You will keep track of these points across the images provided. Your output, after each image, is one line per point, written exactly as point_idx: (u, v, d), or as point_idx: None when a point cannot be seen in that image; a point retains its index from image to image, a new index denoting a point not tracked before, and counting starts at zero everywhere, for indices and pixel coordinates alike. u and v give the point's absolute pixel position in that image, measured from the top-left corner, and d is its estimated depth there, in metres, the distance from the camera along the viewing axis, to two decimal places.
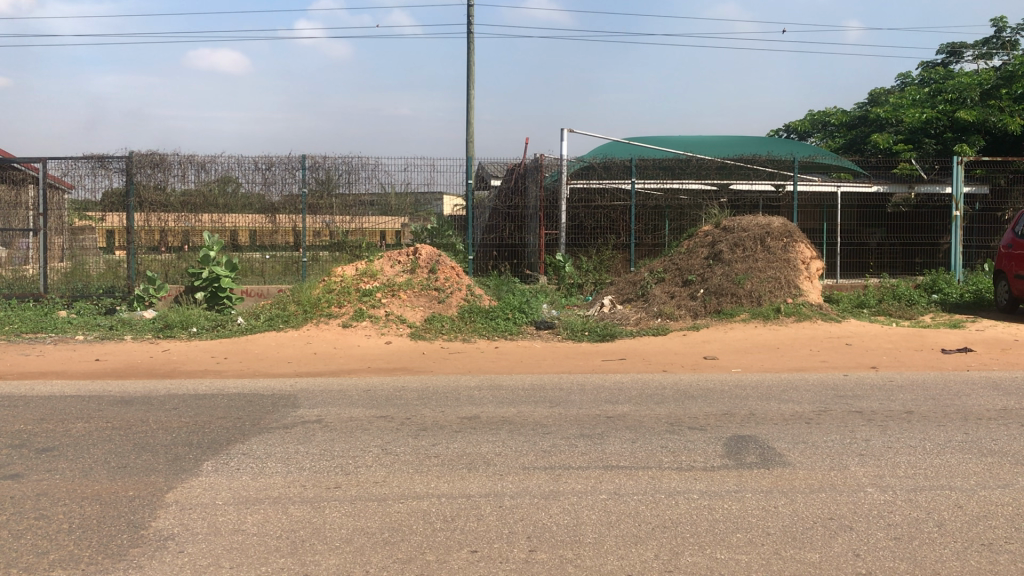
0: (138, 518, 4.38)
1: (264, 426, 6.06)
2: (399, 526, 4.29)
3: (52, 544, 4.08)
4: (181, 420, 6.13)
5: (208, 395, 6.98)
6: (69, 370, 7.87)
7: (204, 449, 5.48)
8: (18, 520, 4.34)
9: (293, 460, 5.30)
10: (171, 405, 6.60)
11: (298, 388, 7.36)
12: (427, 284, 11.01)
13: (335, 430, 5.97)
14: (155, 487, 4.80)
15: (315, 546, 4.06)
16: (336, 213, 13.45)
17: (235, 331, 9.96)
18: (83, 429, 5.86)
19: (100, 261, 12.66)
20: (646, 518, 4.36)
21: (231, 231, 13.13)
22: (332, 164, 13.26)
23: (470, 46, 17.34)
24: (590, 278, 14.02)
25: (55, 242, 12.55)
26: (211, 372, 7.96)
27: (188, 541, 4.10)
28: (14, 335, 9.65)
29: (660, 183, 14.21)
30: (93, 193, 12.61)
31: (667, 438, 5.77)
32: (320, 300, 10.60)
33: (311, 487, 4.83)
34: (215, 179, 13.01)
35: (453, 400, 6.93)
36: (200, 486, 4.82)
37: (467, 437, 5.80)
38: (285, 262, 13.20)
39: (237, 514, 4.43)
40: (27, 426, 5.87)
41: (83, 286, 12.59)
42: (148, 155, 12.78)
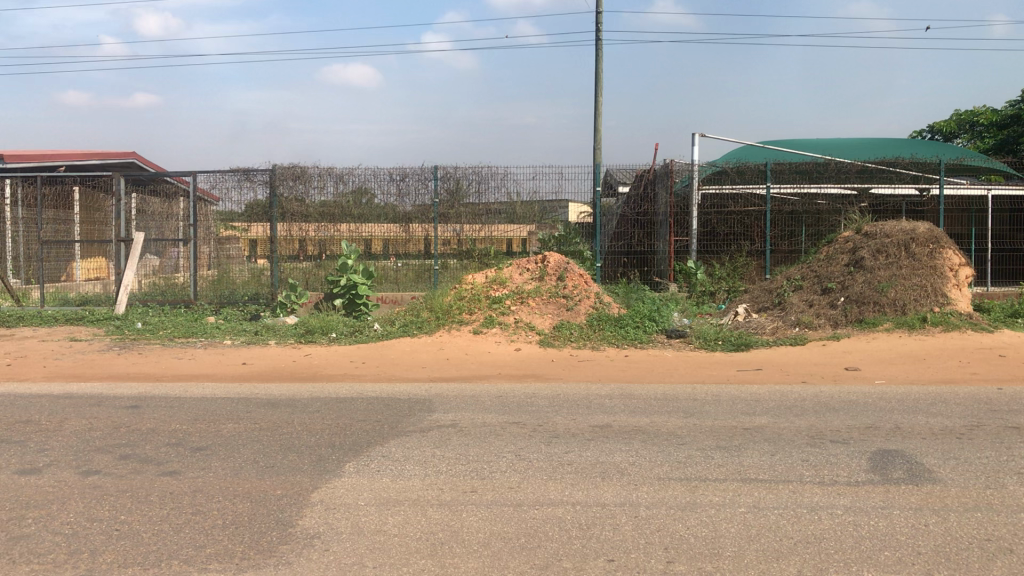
0: (286, 516, 4.56)
1: (402, 429, 6.20)
2: (536, 533, 4.31)
3: (208, 538, 4.29)
4: (323, 422, 6.34)
5: (348, 398, 7.19)
6: (220, 373, 8.29)
7: (346, 451, 5.64)
8: (177, 515, 4.58)
9: (430, 463, 5.40)
10: (314, 407, 6.84)
11: (432, 392, 7.50)
12: (556, 290, 11.01)
13: (469, 435, 6.06)
14: (301, 486, 4.99)
15: (455, 549, 4.13)
16: (465, 221, 13.58)
17: (373, 337, 10.23)
18: (240, 437, 5.95)
19: (244, 270, 13.17)
20: (787, 532, 4.23)
21: (365, 240, 13.54)
22: (463, 174, 13.43)
23: (599, 54, 17.29)
24: (723, 286, 13.79)
25: (204, 251, 13.20)
26: (350, 376, 8.23)
27: (332, 540, 4.24)
28: (168, 339, 10.19)
29: (796, 187, 13.80)
30: (240, 205, 13.02)
31: (807, 451, 5.59)
32: (452, 306, 10.83)
33: (447, 491, 4.92)
34: (351, 190, 13.35)
35: (583, 408, 6.92)
36: (342, 486, 4.98)
37: (600, 446, 5.77)
38: (416, 270, 13.50)
39: (379, 515, 4.55)
40: (183, 426, 6.19)
41: (230, 293, 13.16)
42: (290, 168, 13.26)
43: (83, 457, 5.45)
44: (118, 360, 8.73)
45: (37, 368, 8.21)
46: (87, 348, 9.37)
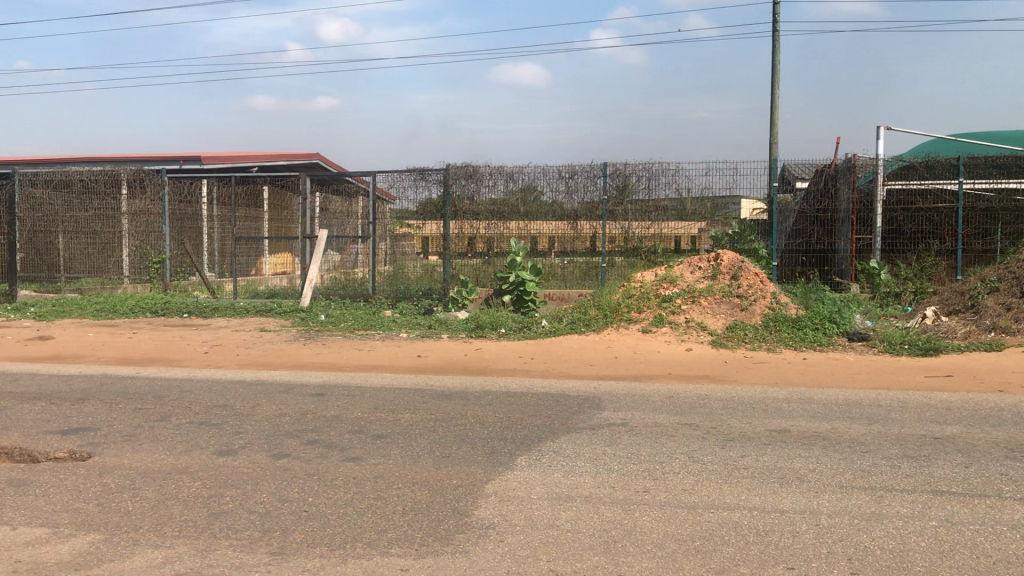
0: (462, 506, 4.67)
1: (572, 426, 6.23)
2: (711, 536, 4.23)
3: (389, 523, 4.46)
4: (496, 416, 6.46)
5: (520, 393, 7.29)
6: (396, 364, 8.59)
7: (518, 444, 5.73)
8: (361, 499, 4.79)
9: (601, 461, 5.40)
10: (487, 401, 6.97)
11: (602, 390, 7.49)
12: (729, 290, 10.75)
13: (641, 434, 6.01)
14: (476, 477, 5.10)
15: (628, 548, 4.10)
16: (633, 219, 13.47)
17: (541, 333, 10.33)
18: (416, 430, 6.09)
19: (418, 265, 13.61)
20: (984, 550, 3.97)
21: (531, 237, 13.59)
22: (632, 170, 13.34)
23: (775, 47, 16.78)
24: (909, 287, 13.11)
25: (381, 247, 13.71)
26: (520, 371, 8.35)
27: (507, 531, 4.32)
28: (348, 332, 10.66)
29: (992, 182, 12.98)
30: (415, 203, 13.44)
31: (1007, 465, 5.22)
32: (621, 305, 10.79)
33: (620, 489, 4.90)
34: (520, 188, 13.54)
35: (758, 411, 6.73)
36: (516, 480, 5.05)
37: (777, 451, 5.60)
38: (583, 267, 13.48)
39: (552, 510, 4.59)
40: (364, 414, 6.46)
41: (404, 288, 13.63)
42: (463, 167, 13.46)
43: (274, 441, 5.78)
44: (304, 350, 9.20)
45: (232, 356, 8.78)
46: (276, 338, 9.94)
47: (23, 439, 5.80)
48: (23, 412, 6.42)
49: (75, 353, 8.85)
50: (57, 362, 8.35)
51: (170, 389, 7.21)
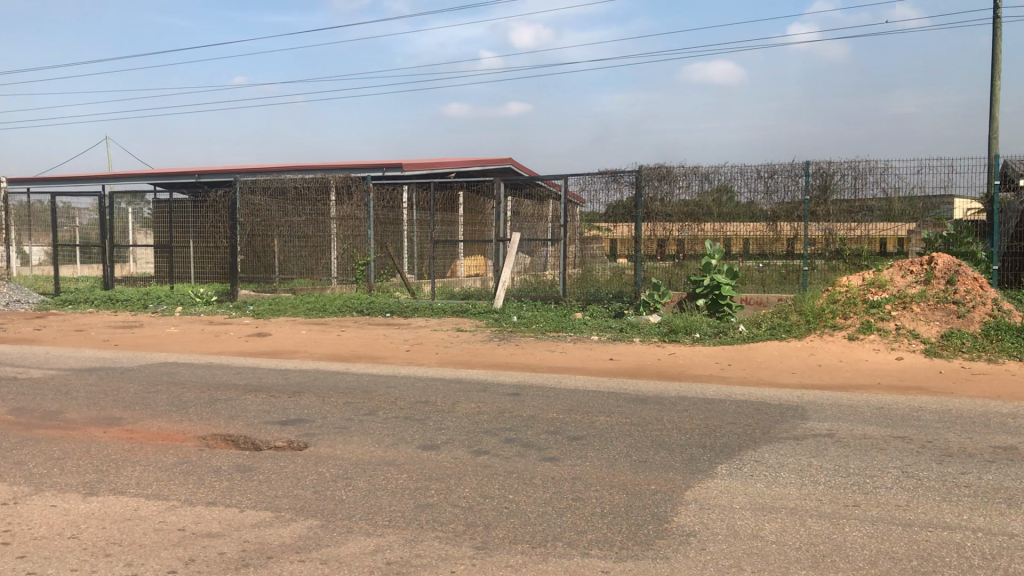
0: (661, 511, 4.62)
1: (774, 435, 6.03)
2: (929, 556, 3.98)
3: (588, 525, 4.47)
4: (693, 422, 6.35)
5: (717, 400, 7.13)
6: (589, 367, 8.61)
7: (718, 452, 5.61)
8: (559, 499, 4.83)
9: (806, 472, 5.20)
10: (683, 406, 6.87)
11: (804, 399, 7.21)
12: (944, 295, 10.06)
13: (849, 446, 5.74)
14: (675, 483, 5.03)
15: (838, 563, 3.93)
16: (836, 220, 12.88)
17: (737, 338, 10.07)
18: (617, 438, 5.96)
19: (606, 268, 13.54)
20: None
21: (727, 238, 13.33)
22: (837, 168, 12.76)
23: (996, 35, 15.59)
24: None
25: (570, 250, 13.77)
26: (716, 377, 8.17)
27: (709, 539, 4.24)
28: (541, 333, 10.80)
29: None
30: (606, 205, 13.36)
31: None
32: (824, 311, 10.35)
33: (827, 502, 4.70)
34: (713, 189, 13.22)
35: (981, 427, 6.25)
36: (715, 488, 4.94)
37: (1002, 470, 5.19)
38: (781, 271, 13.07)
39: (755, 520, 4.46)
40: (560, 415, 6.52)
41: (594, 290, 13.60)
42: (657, 168, 13.34)
43: (473, 438, 5.93)
44: (499, 351, 9.40)
45: (431, 354, 9.11)
46: (471, 339, 10.22)
47: (247, 428, 6.25)
48: (247, 403, 6.94)
49: (290, 348, 9.46)
50: (274, 357, 8.95)
51: (376, 384, 7.57)
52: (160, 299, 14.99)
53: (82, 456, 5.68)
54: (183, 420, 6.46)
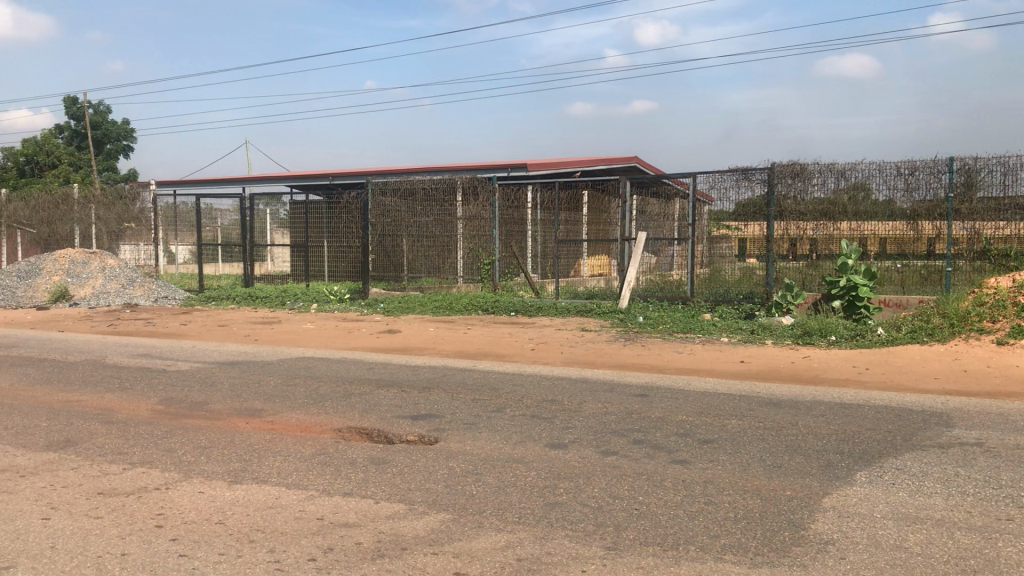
0: (798, 518, 4.49)
1: (918, 443, 5.77)
2: None
3: (722, 529, 4.39)
4: (830, 428, 6.14)
5: (855, 405, 6.88)
6: (719, 369, 8.46)
7: (858, 459, 5.41)
8: (691, 503, 4.76)
9: (952, 482, 4.97)
10: (818, 411, 6.65)
11: (949, 406, 6.87)
12: None
13: (1000, 457, 5.43)
14: (811, 489, 4.89)
15: None
16: (982, 219, 12.22)
17: (875, 342, 9.70)
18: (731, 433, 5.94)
19: (735, 268, 13.23)
20: None
21: (863, 238, 12.86)
22: (984, 164, 12.11)
23: None
24: None
25: (698, 250, 13.55)
26: (853, 382, 7.88)
27: (848, 549, 4.09)
28: (668, 334, 10.67)
29: None
30: (736, 204, 13.05)
31: None
32: (970, 313, 9.85)
33: (978, 515, 4.46)
34: (848, 186, 12.78)
35: None
36: (855, 496, 4.77)
37: None
38: (921, 272, 12.48)
39: (899, 531, 4.28)
40: (690, 417, 6.42)
41: (723, 291, 13.32)
42: (790, 164, 13.01)
43: (601, 438, 5.91)
44: (625, 351, 9.34)
45: (557, 353, 9.13)
46: (597, 339, 10.18)
47: (380, 422, 6.41)
48: (380, 397, 7.11)
49: (419, 345, 9.65)
50: (404, 353, 9.15)
51: (504, 382, 7.64)
52: (296, 296, 15.58)
53: (227, 445, 5.94)
54: (319, 413, 6.68)
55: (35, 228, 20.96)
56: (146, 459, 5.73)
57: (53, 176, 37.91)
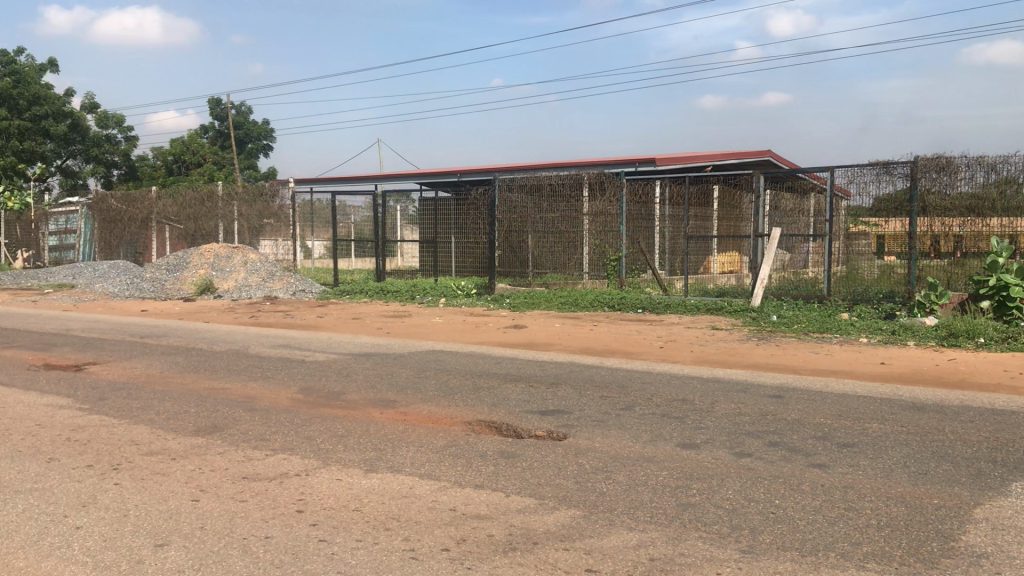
0: (947, 528, 4.27)
1: None
2: None
3: (864, 536, 4.22)
4: (981, 435, 5.82)
5: (1008, 411, 6.49)
6: (858, 370, 8.15)
7: (1013, 469, 5.10)
8: (831, 508, 4.60)
9: None
10: (967, 417, 6.31)
11: None
12: None
13: None
14: (961, 499, 4.64)
15: None
16: None
17: None
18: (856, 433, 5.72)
19: (874, 266, 12.76)
20: None
21: (1013, 235, 12.06)
22: None
23: None
24: None
25: (834, 247, 13.11)
26: (1005, 386, 7.44)
27: (1004, 563, 3.86)
28: (803, 334, 10.35)
29: None
30: (875, 198, 12.65)
31: None
32: None
33: None
34: (999, 180, 12.08)
35: None
36: (1010, 507, 4.50)
37: None
38: None
39: None
40: (828, 420, 6.21)
41: (862, 290, 12.84)
42: (935, 158, 12.29)
43: (735, 439, 5.78)
44: (758, 351, 9.11)
45: (687, 352, 8.99)
46: (728, 337, 9.98)
47: (509, 416, 6.46)
48: (509, 391, 7.17)
49: (547, 341, 9.68)
50: (532, 348, 9.19)
51: (633, 380, 7.57)
52: (425, 290, 15.90)
53: (363, 435, 6.11)
54: (450, 405, 6.78)
55: (183, 224, 22.08)
56: (287, 446, 5.95)
57: (199, 175, 39.87)
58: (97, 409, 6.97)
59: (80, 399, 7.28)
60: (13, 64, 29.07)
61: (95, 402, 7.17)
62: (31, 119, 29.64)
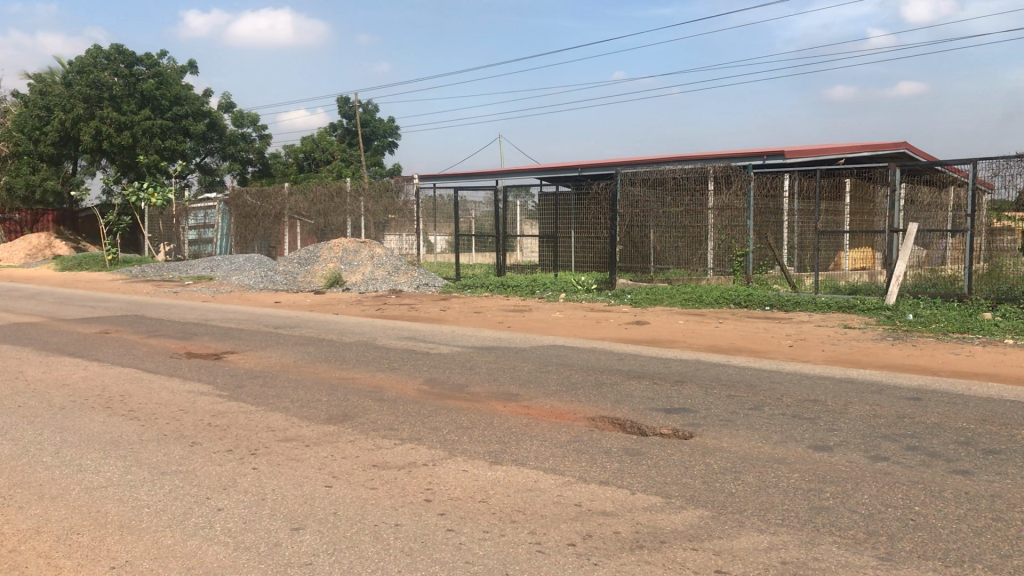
0: None
1: None
2: None
3: (1012, 549, 4.00)
4: None
5: None
6: (1003, 373, 7.73)
7: None
8: (976, 517, 4.38)
9: None
10: None
11: None
12: None
13: None
14: None
15: None
16: None
17: None
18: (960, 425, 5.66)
19: (1019, 263, 12.03)
20: None
21: None
22: None
23: None
24: None
25: (976, 242, 12.44)
26: None
27: None
28: (942, 334, 9.88)
29: None
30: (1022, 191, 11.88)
31: None
32: None
33: None
34: None
35: None
36: None
37: None
38: None
39: None
40: (971, 425, 5.91)
41: (1008, 287, 12.11)
42: None
43: (871, 442, 5.56)
44: (894, 351, 8.75)
45: (817, 351, 8.72)
46: (861, 336, 9.62)
47: (633, 413, 6.41)
48: (633, 388, 7.11)
49: (671, 338, 9.57)
50: (655, 345, 9.10)
51: (761, 379, 7.40)
52: (545, 285, 15.94)
53: (488, 427, 6.17)
54: (574, 400, 6.78)
55: (313, 219, 22.79)
56: (414, 436, 6.07)
57: (329, 172, 41.16)
58: (235, 396, 7.29)
59: (220, 386, 7.62)
60: (157, 66, 30.66)
61: (233, 389, 7.50)
62: (173, 119, 31.17)
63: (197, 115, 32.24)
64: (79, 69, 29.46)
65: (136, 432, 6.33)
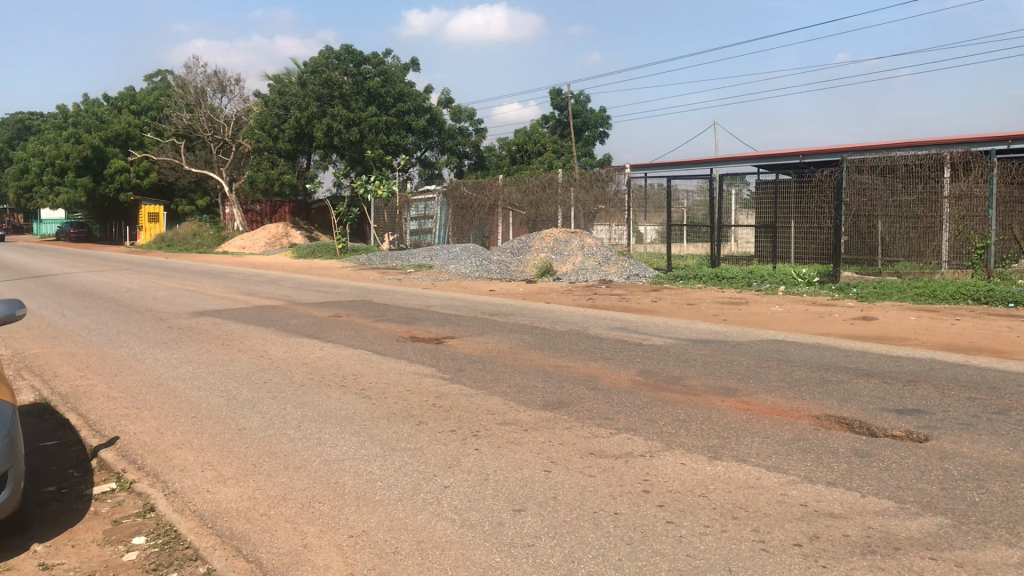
0: None
1: None
2: None
3: None
4: None
5: None
6: None
7: None
8: None
9: None
10: None
11: None
12: None
13: None
14: None
15: None
16: None
17: None
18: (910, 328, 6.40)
19: None
20: None
21: None
22: None
23: None
24: None
25: None
26: None
27: None
28: None
29: None
30: None
31: None
32: None
33: None
34: None
35: None
36: None
37: None
38: None
39: None
40: None
41: None
42: None
43: None
44: None
45: None
46: None
47: (862, 412, 6.11)
48: (860, 387, 6.78)
49: (901, 334, 9.04)
50: (884, 342, 8.62)
51: (1006, 381, 6.83)
52: (762, 277, 15.47)
53: (706, 421, 6.09)
54: (796, 398, 6.56)
55: (526, 210, 23.26)
56: (632, 426, 6.08)
57: (540, 163, 41.76)
58: (457, 379, 7.59)
59: (442, 369, 7.96)
60: (383, 65, 32.20)
61: (454, 373, 7.81)
62: (398, 115, 32.54)
63: (418, 112, 33.56)
64: (312, 69, 31.51)
65: (368, 410, 6.74)
